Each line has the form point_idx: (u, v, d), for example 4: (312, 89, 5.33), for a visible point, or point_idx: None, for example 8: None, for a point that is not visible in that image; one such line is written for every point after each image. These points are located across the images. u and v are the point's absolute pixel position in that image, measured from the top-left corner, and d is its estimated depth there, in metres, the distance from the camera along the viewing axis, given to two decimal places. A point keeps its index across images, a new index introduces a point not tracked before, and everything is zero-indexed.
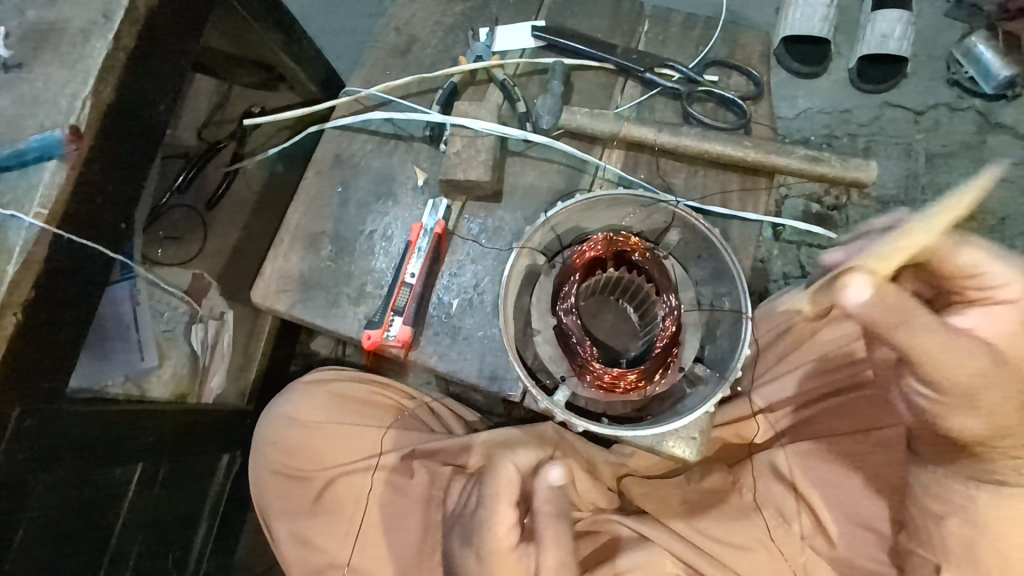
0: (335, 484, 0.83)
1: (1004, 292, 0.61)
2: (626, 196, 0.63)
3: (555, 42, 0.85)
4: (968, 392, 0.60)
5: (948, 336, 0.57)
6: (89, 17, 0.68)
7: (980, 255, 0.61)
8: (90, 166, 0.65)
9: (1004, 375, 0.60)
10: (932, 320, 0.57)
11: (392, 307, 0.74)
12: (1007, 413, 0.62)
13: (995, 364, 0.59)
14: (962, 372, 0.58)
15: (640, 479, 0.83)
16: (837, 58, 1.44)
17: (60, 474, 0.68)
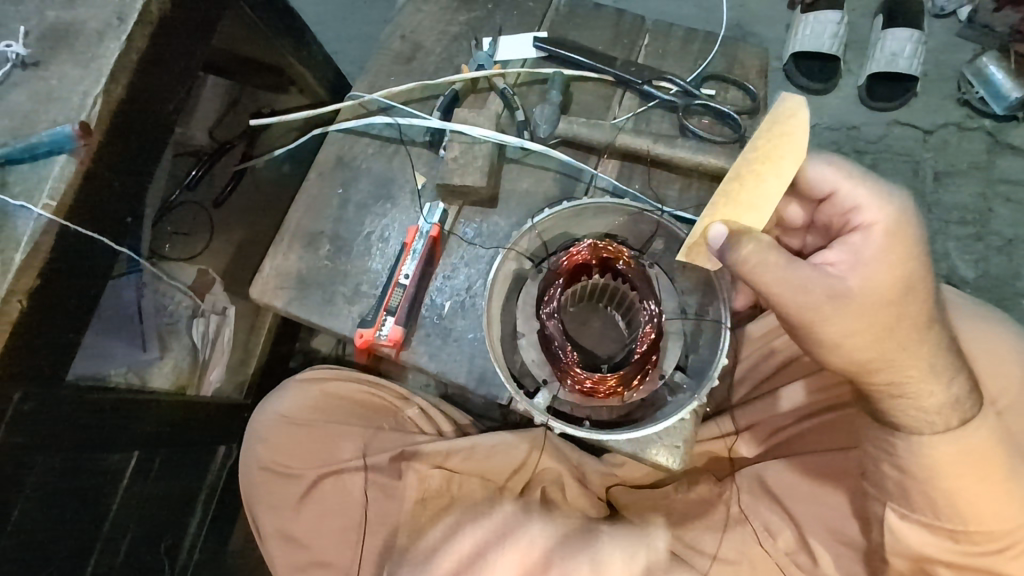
0: (322, 482, 0.84)
1: (863, 218, 0.59)
2: (610, 203, 0.65)
3: (556, 53, 0.87)
4: (812, 324, 0.56)
5: (783, 265, 0.54)
6: (105, 19, 0.70)
7: (829, 173, 0.60)
8: (98, 161, 0.68)
9: (854, 303, 0.55)
10: (777, 252, 0.54)
11: (385, 307, 0.76)
12: (869, 343, 0.56)
13: (832, 294, 0.55)
14: (795, 302, 0.55)
15: (627, 489, 0.85)
16: (846, 75, 1.44)
17: (58, 457, 0.71)
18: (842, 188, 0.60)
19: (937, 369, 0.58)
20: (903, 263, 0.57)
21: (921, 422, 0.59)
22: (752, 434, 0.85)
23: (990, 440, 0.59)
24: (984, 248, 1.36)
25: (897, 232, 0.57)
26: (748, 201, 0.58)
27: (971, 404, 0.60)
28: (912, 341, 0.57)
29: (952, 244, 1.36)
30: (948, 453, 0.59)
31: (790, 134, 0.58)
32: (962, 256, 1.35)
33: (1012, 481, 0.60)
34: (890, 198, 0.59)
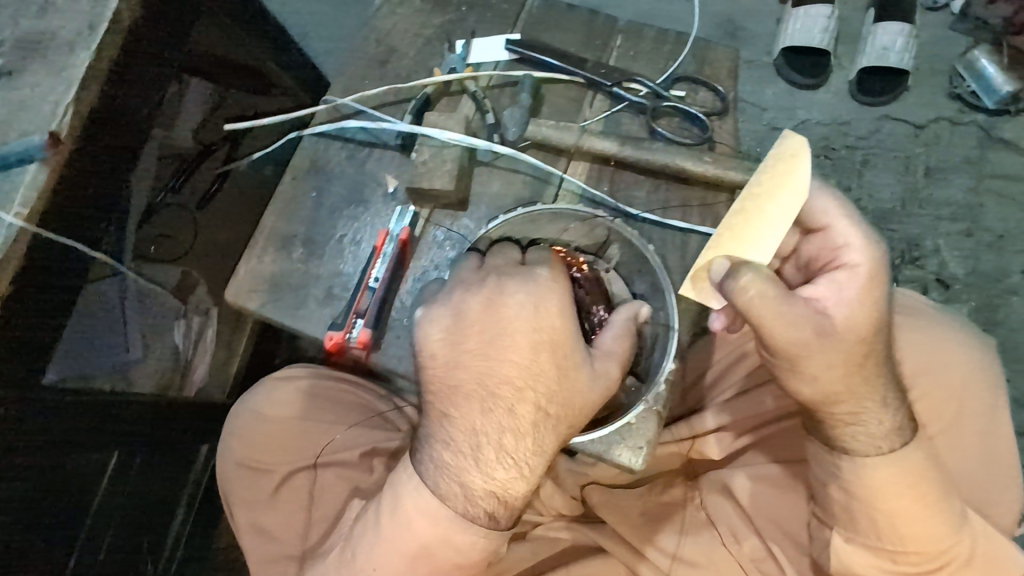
0: (295, 476, 0.84)
1: (847, 257, 0.60)
2: (566, 209, 0.68)
3: (527, 55, 0.87)
4: (795, 355, 0.56)
5: (779, 302, 0.55)
6: (75, 27, 0.71)
7: (828, 207, 0.62)
8: (69, 169, 0.69)
9: (834, 338, 0.56)
10: (774, 287, 0.55)
11: (355, 310, 0.77)
12: (839, 377, 0.58)
13: (821, 333, 0.56)
14: (786, 337, 0.55)
15: (601, 488, 0.84)
16: (838, 70, 1.43)
17: (36, 458, 0.72)
18: (831, 226, 0.61)
19: (887, 397, 0.61)
20: (878, 304, 0.58)
21: (869, 446, 0.61)
22: (726, 434, 0.84)
23: (925, 462, 0.61)
24: (974, 244, 1.35)
25: (879, 277, 0.59)
26: (748, 237, 0.59)
27: (909, 429, 0.61)
28: (870, 373, 0.59)
29: (941, 240, 1.34)
30: (888, 475, 0.61)
31: (792, 171, 0.60)
32: (951, 253, 1.34)
33: (946, 505, 0.61)
34: (874, 244, 0.60)
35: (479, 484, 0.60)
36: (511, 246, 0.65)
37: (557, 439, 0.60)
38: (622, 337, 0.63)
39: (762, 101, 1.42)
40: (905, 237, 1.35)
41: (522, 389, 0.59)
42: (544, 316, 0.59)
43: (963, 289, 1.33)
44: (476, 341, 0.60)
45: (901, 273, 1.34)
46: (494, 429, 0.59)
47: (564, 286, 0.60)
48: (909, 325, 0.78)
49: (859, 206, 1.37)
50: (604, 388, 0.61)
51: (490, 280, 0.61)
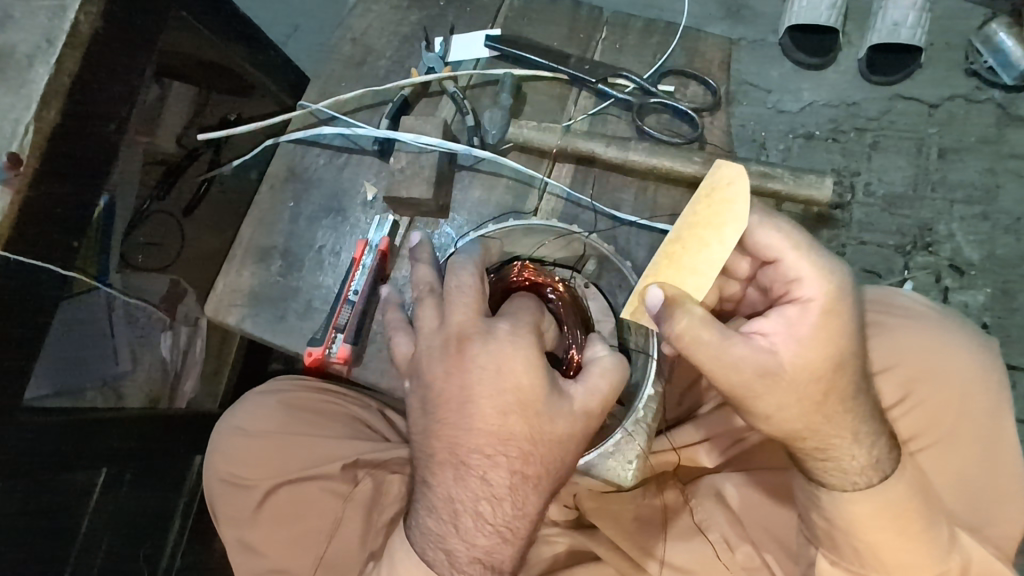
0: (277, 493, 0.83)
1: (801, 290, 0.56)
2: (538, 224, 0.70)
3: (507, 52, 0.82)
4: (746, 397, 0.54)
5: (718, 346, 0.52)
6: (34, 43, 0.69)
7: (773, 242, 0.56)
8: (34, 191, 0.68)
9: (784, 379, 0.54)
10: (710, 330, 0.52)
11: (334, 325, 0.75)
12: (800, 416, 0.55)
13: (765, 374, 0.53)
14: (730, 380, 0.53)
15: (594, 494, 0.79)
16: (847, 48, 1.35)
17: (19, 480, 0.73)
18: (783, 258, 0.56)
19: (862, 433, 0.57)
20: (840, 341, 0.54)
21: (847, 481, 0.58)
22: (713, 445, 0.81)
23: (910, 490, 0.59)
24: (990, 227, 1.28)
25: (836, 308, 0.55)
26: (691, 266, 0.55)
27: (890, 462, 0.59)
28: (840, 411, 0.56)
29: (955, 225, 1.28)
30: (869, 511, 0.58)
31: (731, 200, 0.55)
32: (966, 237, 1.28)
33: (932, 535, 0.60)
34: (833, 273, 0.56)
35: (463, 552, 0.57)
36: (472, 295, 0.58)
37: (540, 496, 0.57)
38: (609, 372, 0.58)
39: (766, 83, 1.36)
40: (916, 222, 1.29)
41: (494, 456, 0.55)
42: (506, 377, 0.55)
43: (978, 275, 1.27)
44: (445, 413, 0.56)
45: (912, 260, 1.28)
46: (470, 498, 0.56)
47: (528, 346, 0.56)
48: (909, 330, 0.75)
49: (869, 190, 1.31)
50: (580, 436, 0.57)
51: (449, 342, 0.57)
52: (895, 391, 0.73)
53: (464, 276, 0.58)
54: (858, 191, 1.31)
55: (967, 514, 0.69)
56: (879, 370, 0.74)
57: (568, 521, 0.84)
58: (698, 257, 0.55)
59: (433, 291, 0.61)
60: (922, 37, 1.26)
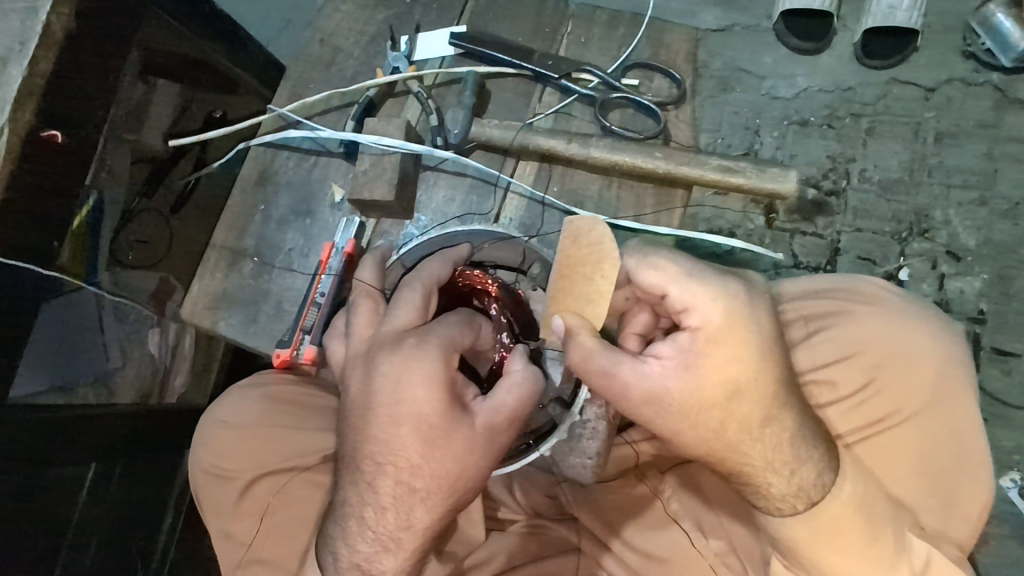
0: (258, 486, 0.81)
1: (690, 318, 0.57)
2: (478, 229, 0.66)
3: (472, 49, 0.83)
4: (641, 416, 0.59)
5: (602, 374, 0.58)
6: (6, 44, 0.69)
7: (654, 278, 0.58)
8: (11, 192, 0.69)
9: (678, 406, 0.57)
10: (601, 356, 0.57)
11: (301, 327, 0.77)
12: (699, 440, 0.59)
13: (652, 399, 0.58)
14: (627, 404, 0.59)
15: (573, 485, 0.81)
16: (842, 31, 1.32)
17: (7, 474, 0.75)
18: (667, 292, 0.57)
19: (778, 462, 0.59)
20: (734, 367, 0.56)
21: (771, 507, 0.60)
22: None
23: (851, 504, 0.60)
24: (987, 212, 1.26)
25: (723, 334, 0.56)
26: (583, 297, 0.61)
27: (830, 476, 0.60)
28: (748, 439, 0.58)
29: (952, 210, 1.26)
30: (805, 527, 0.60)
31: (599, 241, 0.62)
32: (963, 223, 1.26)
33: (880, 545, 0.61)
34: (721, 298, 0.57)
35: (345, 556, 0.58)
36: (410, 309, 0.58)
37: (427, 513, 0.56)
38: (517, 389, 0.56)
39: (760, 69, 1.33)
40: (913, 209, 1.27)
41: (381, 464, 0.55)
42: (403, 389, 0.54)
43: (976, 261, 1.25)
44: (352, 414, 0.57)
45: (908, 247, 1.26)
46: (357, 500, 0.57)
47: (436, 361, 0.55)
48: (876, 315, 0.74)
49: (864, 176, 1.29)
50: (482, 454, 0.56)
51: (370, 349, 0.58)
52: (858, 376, 0.74)
53: (411, 289, 0.59)
54: (853, 178, 1.29)
55: (928, 503, 0.69)
56: (842, 355, 0.74)
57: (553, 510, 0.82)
58: (587, 290, 0.61)
59: (379, 301, 0.62)
60: (919, 19, 1.24)
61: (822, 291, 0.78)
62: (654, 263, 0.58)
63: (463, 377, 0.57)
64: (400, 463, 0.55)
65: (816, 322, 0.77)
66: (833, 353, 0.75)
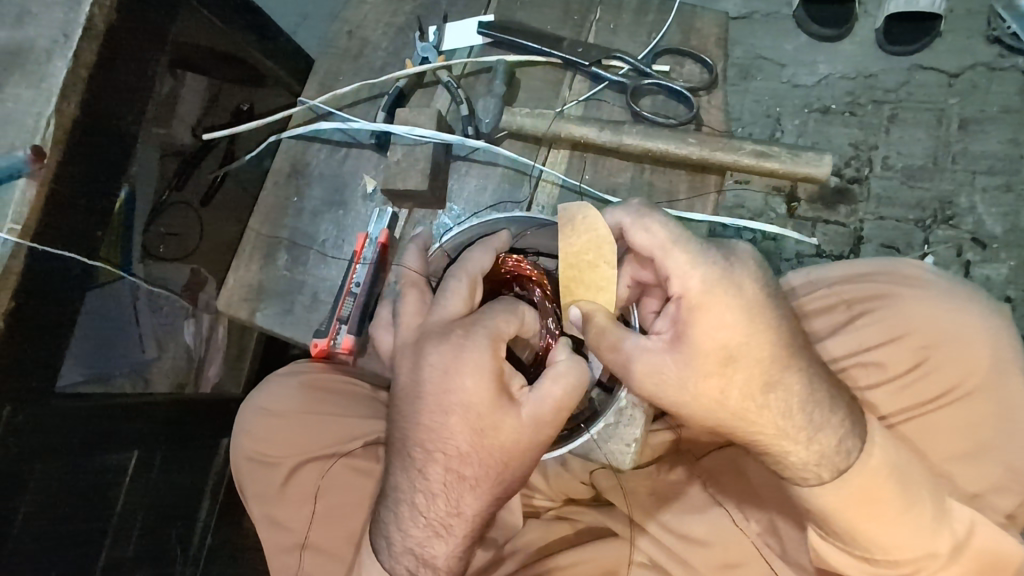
0: (302, 470, 0.83)
1: (672, 286, 0.57)
2: (520, 215, 0.64)
3: (501, 38, 0.84)
4: (646, 394, 0.58)
5: (611, 350, 0.58)
6: (51, 37, 0.71)
7: (639, 245, 0.58)
8: (57, 181, 0.70)
9: (676, 377, 0.56)
10: (608, 329, 0.58)
11: (337, 317, 0.79)
12: (702, 414, 0.57)
13: (649, 369, 0.57)
14: (630, 381, 0.58)
15: (610, 473, 0.79)
16: (864, 18, 1.31)
17: (55, 462, 0.77)
18: (657, 258, 0.57)
19: (791, 429, 0.57)
20: (721, 332, 0.55)
21: (796, 478, 0.59)
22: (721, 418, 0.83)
23: (879, 473, 0.59)
24: (1015, 198, 1.24)
25: (705, 299, 0.55)
26: (593, 284, 0.60)
27: (854, 444, 0.59)
28: (754, 408, 0.56)
29: (977, 196, 1.24)
30: (837, 497, 0.59)
31: (592, 228, 0.60)
32: (987, 210, 1.24)
33: (914, 513, 0.60)
34: (700, 264, 0.56)
35: (399, 540, 0.60)
36: (458, 301, 0.58)
37: (477, 501, 0.57)
38: (563, 379, 0.55)
39: (781, 56, 1.32)
40: (936, 196, 1.26)
41: (433, 453, 0.56)
42: (453, 378, 0.55)
43: (1003, 248, 1.23)
44: (400, 403, 0.58)
45: (933, 234, 1.25)
46: (408, 487, 0.58)
47: (484, 352, 0.55)
48: (924, 298, 0.73)
49: (887, 164, 1.28)
50: (529, 443, 0.56)
51: (416, 338, 0.58)
52: (907, 357, 0.72)
53: (458, 282, 0.58)
54: (876, 165, 1.28)
55: (976, 485, 0.67)
56: (888, 338, 0.73)
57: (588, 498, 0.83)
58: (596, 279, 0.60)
59: (427, 291, 0.62)
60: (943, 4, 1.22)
61: (866, 275, 0.77)
62: (638, 229, 0.58)
63: (509, 367, 0.58)
64: (448, 451, 0.56)
65: (860, 306, 0.75)
66: (881, 334, 0.73)
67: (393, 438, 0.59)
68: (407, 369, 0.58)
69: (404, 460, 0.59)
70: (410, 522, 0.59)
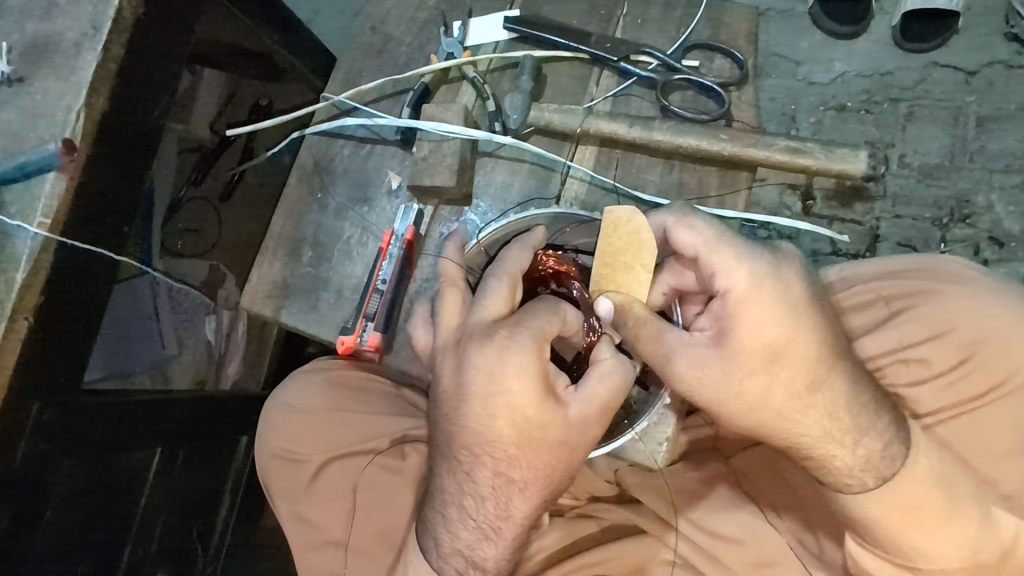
0: (329, 468, 0.83)
1: (717, 283, 0.56)
2: (561, 211, 0.65)
3: (527, 34, 0.83)
4: (683, 388, 0.57)
5: (653, 341, 0.57)
6: (80, 30, 0.71)
7: (685, 241, 0.57)
8: (86, 174, 0.69)
9: (721, 374, 0.55)
10: (649, 324, 0.57)
11: (364, 314, 0.78)
12: (745, 413, 0.56)
13: (693, 364, 0.55)
14: (671, 377, 0.57)
15: (635, 470, 0.79)
16: (880, 15, 1.30)
17: (81, 458, 0.77)
18: (700, 255, 0.56)
19: (838, 433, 0.57)
20: (768, 329, 0.54)
21: (839, 484, 0.58)
22: None
23: (909, 482, 0.58)
24: None
25: (752, 297, 0.54)
26: (624, 284, 0.60)
27: (883, 454, 0.58)
28: (800, 410, 0.56)
29: (995, 194, 1.24)
30: (880, 503, 0.58)
31: (636, 231, 0.60)
32: (1005, 208, 1.23)
33: (954, 519, 0.59)
34: (747, 261, 0.55)
35: (448, 542, 0.60)
36: (498, 300, 0.57)
37: (524, 503, 0.58)
38: (608, 379, 0.56)
39: (796, 54, 1.32)
40: (954, 194, 1.25)
41: (480, 455, 0.57)
42: (499, 381, 0.55)
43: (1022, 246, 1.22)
44: (444, 405, 0.57)
45: (950, 233, 1.24)
46: (457, 490, 0.59)
47: (529, 353, 0.54)
48: (970, 296, 0.72)
49: (903, 162, 1.27)
50: (574, 444, 0.56)
51: (455, 341, 0.58)
52: (954, 353, 0.71)
53: (498, 281, 0.57)
54: (892, 163, 1.27)
55: (1010, 486, 0.66)
56: (929, 335, 0.72)
57: (612, 497, 0.83)
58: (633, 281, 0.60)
59: (465, 289, 0.61)
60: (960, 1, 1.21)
61: (902, 272, 0.76)
62: (684, 224, 0.57)
63: (553, 367, 0.57)
64: (493, 453, 0.56)
65: (899, 303, 0.74)
66: (924, 331, 0.72)
67: (434, 437, 0.60)
68: (448, 372, 0.58)
69: (448, 462, 0.59)
70: (458, 524, 0.60)
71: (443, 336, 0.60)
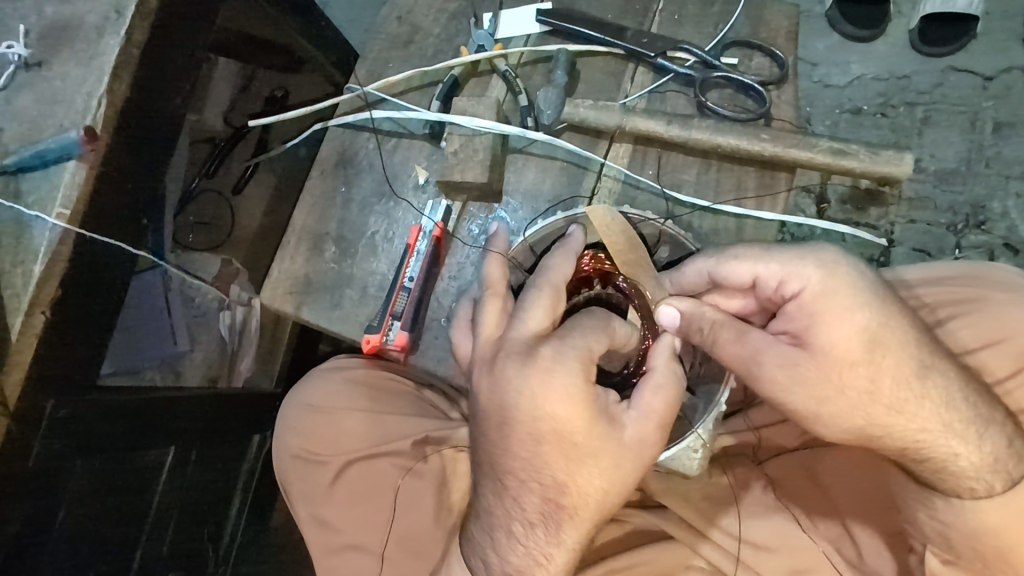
0: (350, 471, 0.81)
1: (789, 286, 0.56)
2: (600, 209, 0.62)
3: (560, 27, 0.81)
4: (777, 393, 0.56)
5: (738, 342, 0.57)
6: (102, 13, 0.68)
7: (738, 256, 0.58)
8: (106, 163, 0.67)
9: (818, 372, 0.55)
10: (727, 328, 0.57)
11: (390, 312, 0.75)
12: (848, 410, 0.56)
13: (787, 365, 0.55)
14: (768, 379, 0.56)
15: (659, 475, 0.77)
16: (896, 18, 1.29)
17: (95, 459, 0.74)
18: (759, 276, 0.57)
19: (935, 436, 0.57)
20: (856, 319, 0.54)
21: (961, 488, 0.58)
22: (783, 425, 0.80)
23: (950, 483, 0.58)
24: None
25: (830, 288, 0.54)
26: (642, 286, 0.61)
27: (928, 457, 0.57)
28: (909, 404, 0.56)
29: (1011, 201, 1.22)
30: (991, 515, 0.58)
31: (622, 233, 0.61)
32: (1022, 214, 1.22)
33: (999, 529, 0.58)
34: (813, 253, 0.56)
35: (498, 565, 0.60)
36: (541, 314, 0.55)
37: (575, 529, 0.56)
38: (661, 391, 0.55)
39: (812, 56, 1.30)
40: (970, 199, 1.24)
41: (528, 481, 0.55)
42: (541, 403, 0.53)
43: None
44: (489, 429, 0.56)
45: (965, 239, 1.23)
46: (504, 514, 0.58)
47: (574, 376, 0.52)
48: (1014, 304, 0.70)
49: (920, 166, 1.25)
50: (628, 467, 0.54)
51: (493, 353, 0.56)
52: (1007, 363, 0.68)
53: (539, 292, 0.55)
54: None
55: None
56: (975, 344, 0.70)
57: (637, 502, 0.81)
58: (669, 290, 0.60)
59: (507, 297, 0.59)
60: (979, 6, 1.19)
61: (945, 279, 0.75)
62: (733, 249, 0.59)
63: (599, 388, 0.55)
64: (540, 477, 0.55)
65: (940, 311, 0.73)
66: (971, 339, 0.70)
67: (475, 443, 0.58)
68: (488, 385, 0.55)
69: (496, 486, 0.57)
70: (506, 546, 0.58)
71: (485, 340, 0.58)
